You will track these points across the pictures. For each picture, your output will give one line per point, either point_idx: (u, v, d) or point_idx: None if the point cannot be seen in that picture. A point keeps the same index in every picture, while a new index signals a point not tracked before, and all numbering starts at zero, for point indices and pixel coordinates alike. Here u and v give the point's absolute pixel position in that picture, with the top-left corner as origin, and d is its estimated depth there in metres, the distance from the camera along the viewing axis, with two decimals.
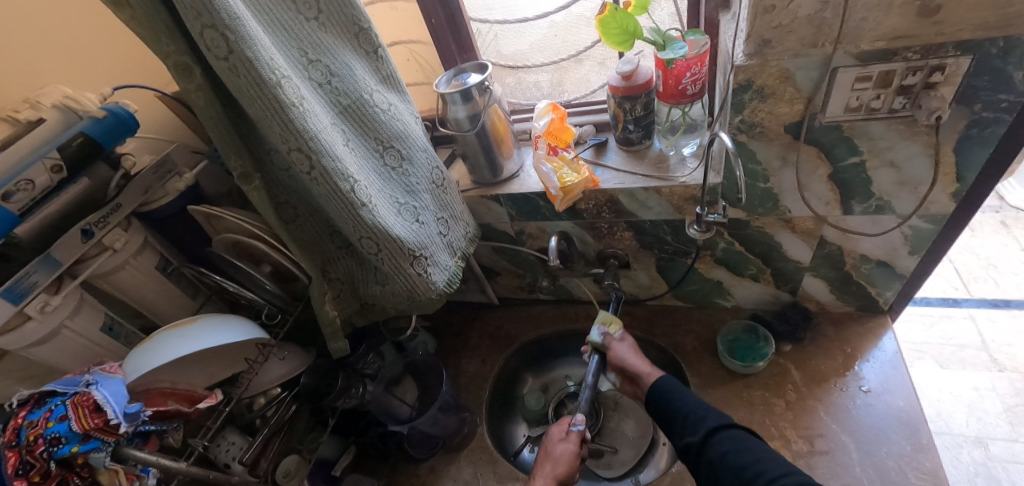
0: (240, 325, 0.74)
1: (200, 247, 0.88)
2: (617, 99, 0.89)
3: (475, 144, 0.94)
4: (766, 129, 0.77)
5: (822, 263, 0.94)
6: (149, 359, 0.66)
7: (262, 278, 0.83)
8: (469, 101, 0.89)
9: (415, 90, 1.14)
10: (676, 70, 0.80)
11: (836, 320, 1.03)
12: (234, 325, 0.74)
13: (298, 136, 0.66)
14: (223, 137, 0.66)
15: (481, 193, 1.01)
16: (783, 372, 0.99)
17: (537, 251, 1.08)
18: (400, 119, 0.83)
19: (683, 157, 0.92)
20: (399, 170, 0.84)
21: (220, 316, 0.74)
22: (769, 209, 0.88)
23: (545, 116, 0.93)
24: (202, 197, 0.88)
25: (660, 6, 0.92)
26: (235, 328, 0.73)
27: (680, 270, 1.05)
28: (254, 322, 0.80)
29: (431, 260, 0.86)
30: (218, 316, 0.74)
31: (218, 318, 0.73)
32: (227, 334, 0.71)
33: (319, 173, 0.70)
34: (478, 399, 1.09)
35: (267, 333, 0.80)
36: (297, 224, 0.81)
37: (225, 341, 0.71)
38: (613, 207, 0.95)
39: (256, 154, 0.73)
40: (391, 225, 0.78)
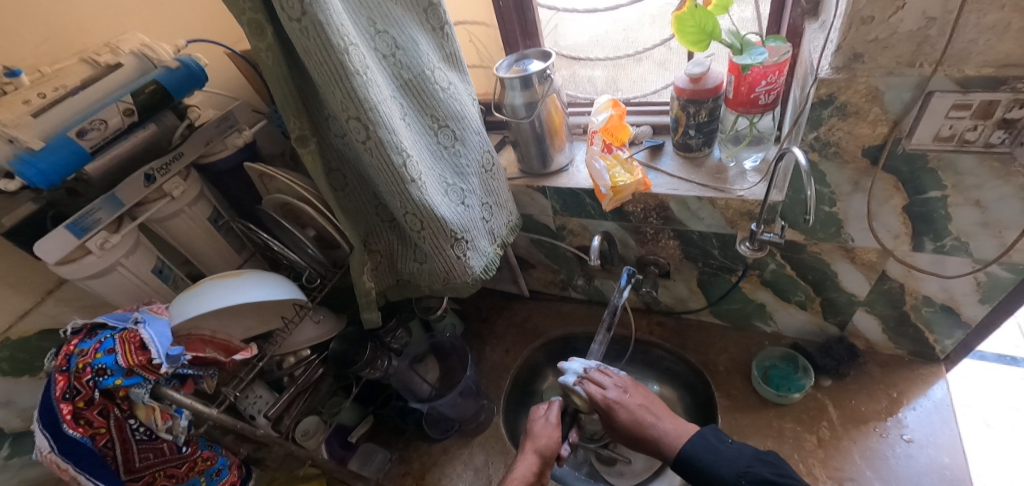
0: (282, 285, 0.76)
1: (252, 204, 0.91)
2: (682, 102, 0.86)
3: (528, 132, 0.94)
4: (841, 150, 0.72)
5: (879, 299, 0.89)
6: (194, 305, 0.68)
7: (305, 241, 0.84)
8: (529, 88, 0.88)
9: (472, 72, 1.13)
10: (750, 76, 0.75)
11: (883, 362, 0.97)
12: (275, 283, 0.75)
13: (359, 104, 0.66)
14: (285, 97, 0.67)
15: (528, 183, 1.00)
16: (819, 408, 0.93)
17: (576, 248, 1.07)
18: (458, 99, 0.82)
19: (743, 171, 0.88)
20: (451, 150, 0.83)
21: (262, 273, 0.76)
22: (830, 235, 0.83)
23: (604, 111, 0.89)
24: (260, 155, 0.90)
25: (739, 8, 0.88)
26: (276, 286, 0.74)
27: (722, 287, 1.00)
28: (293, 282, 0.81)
29: (471, 244, 0.85)
30: (260, 273, 0.75)
31: (260, 274, 0.75)
32: (268, 292, 0.72)
33: (374, 143, 0.70)
34: (498, 388, 1.09)
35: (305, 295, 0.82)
36: (345, 192, 0.82)
37: (267, 298, 0.72)
38: (662, 214, 0.92)
39: (314, 118, 0.74)
40: (437, 204, 0.78)
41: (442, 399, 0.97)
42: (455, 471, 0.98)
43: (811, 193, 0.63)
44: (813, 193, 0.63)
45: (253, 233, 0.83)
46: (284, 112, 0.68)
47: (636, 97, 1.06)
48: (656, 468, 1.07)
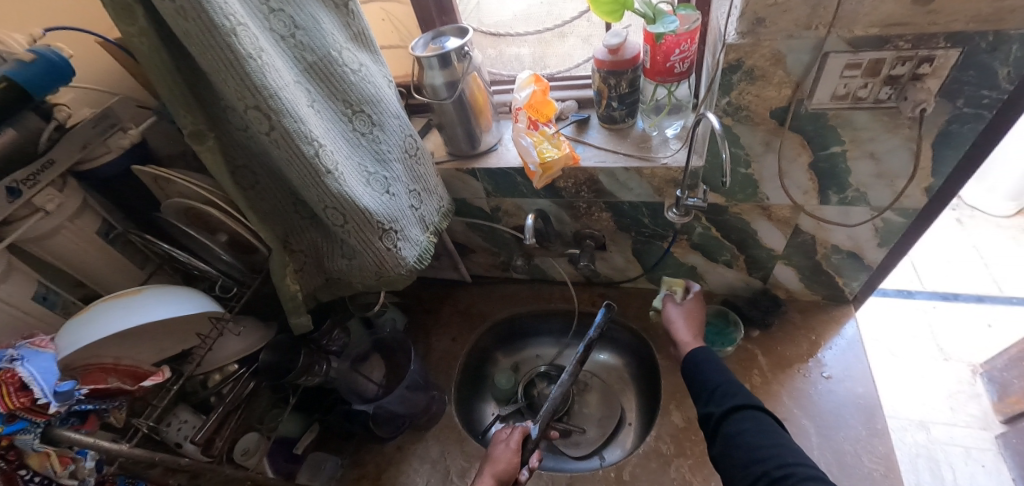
0: (192, 298, 0.69)
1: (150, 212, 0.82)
2: (603, 74, 0.86)
3: (452, 113, 0.92)
4: (752, 114, 0.75)
5: (795, 251, 0.95)
6: (84, 333, 0.59)
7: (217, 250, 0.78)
8: (448, 67, 0.85)
9: (389, 53, 1.07)
10: (664, 46, 0.76)
11: (802, 308, 1.05)
12: (184, 297, 0.68)
13: (255, 92, 0.61)
14: (169, 89, 0.60)
15: (457, 166, 0.97)
16: (750, 358, 1.00)
17: (513, 228, 1.06)
18: (371, 81, 0.77)
19: (666, 138, 0.90)
20: (369, 136, 0.78)
21: (166, 288, 0.68)
22: (748, 195, 0.87)
23: (527, 87, 0.87)
24: (153, 156, 0.81)
25: None
26: (185, 300, 0.67)
27: (655, 254, 1.03)
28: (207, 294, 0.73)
29: (402, 234, 0.81)
30: (163, 288, 0.68)
31: (164, 290, 0.67)
32: (176, 308, 0.65)
33: (279, 133, 0.65)
34: (447, 378, 1.08)
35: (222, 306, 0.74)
36: (256, 190, 0.75)
37: (175, 315, 0.64)
38: (593, 187, 0.93)
39: (209, 110, 0.67)
40: (359, 195, 0.73)
41: (389, 398, 0.93)
42: (411, 467, 0.96)
43: (727, 158, 0.66)
44: (730, 159, 0.66)
45: (153, 243, 0.74)
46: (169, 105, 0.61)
47: (563, 72, 1.07)
48: (609, 434, 1.11)
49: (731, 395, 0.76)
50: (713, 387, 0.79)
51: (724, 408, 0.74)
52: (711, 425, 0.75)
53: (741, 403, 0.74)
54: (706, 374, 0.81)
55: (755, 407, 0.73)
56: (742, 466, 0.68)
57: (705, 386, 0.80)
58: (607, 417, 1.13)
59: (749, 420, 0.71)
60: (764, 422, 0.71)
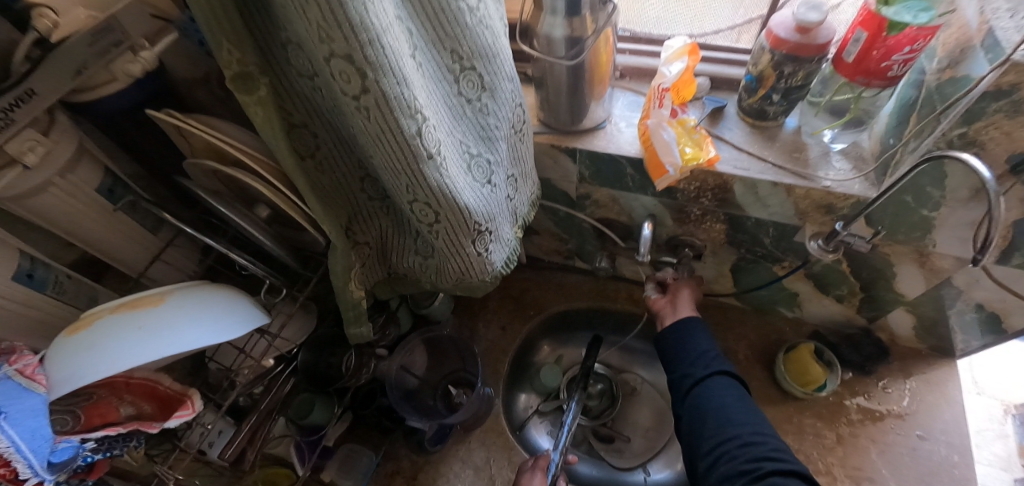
0: (233, 311, 0.52)
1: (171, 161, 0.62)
2: (777, 56, 0.65)
3: (564, 79, 0.71)
4: (982, 153, 0.57)
5: (926, 301, 0.82)
6: (89, 366, 0.42)
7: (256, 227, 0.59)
8: (576, 16, 0.63)
9: None
10: (893, 40, 0.56)
11: (902, 355, 0.93)
12: (222, 311, 0.51)
13: (349, 35, 0.40)
14: (213, 10, 0.39)
15: (555, 141, 0.78)
16: (839, 403, 0.89)
17: (596, 220, 0.89)
18: (490, 26, 0.55)
19: (827, 151, 0.72)
20: (475, 103, 0.57)
21: (197, 295, 0.51)
22: (911, 238, 0.71)
23: (677, 60, 0.65)
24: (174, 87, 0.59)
25: None
26: (225, 316, 0.51)
27: (757, 275, 0.89)
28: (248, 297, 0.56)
29: (494, 235, 0.63)
30: (194, 296, 0.51)
31: (194, 299, 0.50)
32: (215, 331, 0.49)
33: (371, 98, 0.45)
34: (496, 374, 0.96)
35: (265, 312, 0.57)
36: (316, 160, 0.56)
37: (214, 341, 0.48)
38: (719, 196, 0.75)
39: (263, 44, 0.45)
40: (458, 188, 0.54)
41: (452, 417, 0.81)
42: (451, 472, 0.86)
43: (993, 225, 0.47)
44: (999, 234, 0.48)
45: (175, 222, 0.56)
46: (209, 33, 0.41)
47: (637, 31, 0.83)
48: (657, 448, 1.02)
49: (720, 367, 0.73)
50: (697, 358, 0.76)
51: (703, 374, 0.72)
52: (683, 389, 0.73)
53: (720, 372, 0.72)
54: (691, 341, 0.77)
55: (731, 376, 0.72)
56: (715, 428, 0.67)
57: (689, 351, 0.76)
58: (656, 429, 1.04)
59: (727, 390, 0.70)
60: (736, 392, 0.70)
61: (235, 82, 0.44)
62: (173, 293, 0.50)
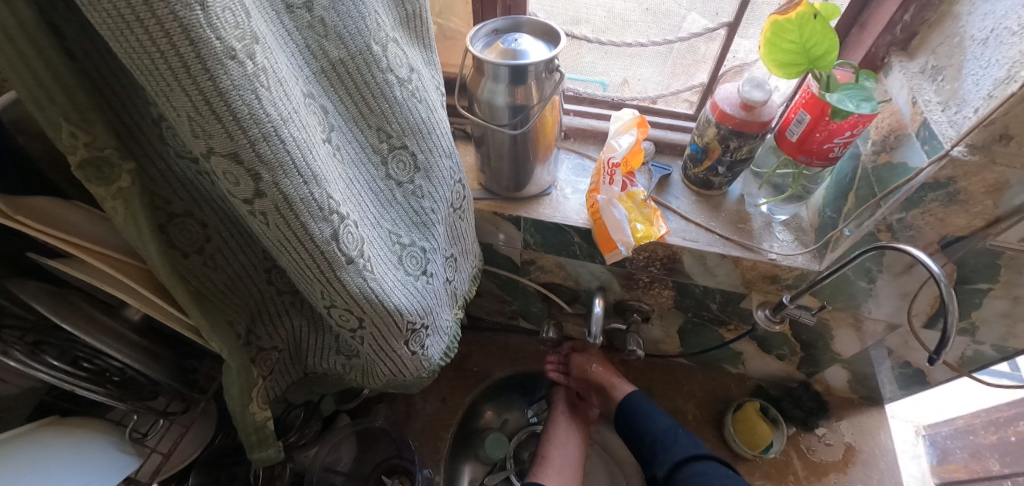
0: (72, 469, 0.46)
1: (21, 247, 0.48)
2: (723, 131, 0.64)
3: (507, 146, 0.66)
4: (917, 235, 0.58)
5: (861, 359, 0.83)
6: None
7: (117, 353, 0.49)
8: (520, 84, 0.58)
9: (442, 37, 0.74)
10: (835, 125, 0.56)
11: (838, 407, 0.94)
12: (57, 472, 0.45)
13: (232, 129, 0.30)
14: (37, 84, 0.31)
15: (496, 208, 0.73)
16: (785, 461, 0.90)
17: (541, 284, 0.84)
18: (425, 98, 0.48)
19: (769, 222, 0.72)
20: (407, 184, 0.49)
21: (27, 451, 0.44)
22: (849, 305, 0.72)
23: (627, 134, 0.63)
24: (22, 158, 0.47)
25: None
26: (59, 480, 0.44)
27: (703, 336, 0.88)
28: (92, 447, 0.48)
29: (430, 328, 0.55)
30: (23, 452, 0.44)
31: (22, 457, 0.44)
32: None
33: (270, 203, 0.35)
34: (436, 454, 0.87)
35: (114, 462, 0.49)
36: (207, 253, 0.45)
37: None
38: (668, 265, 0.72)
39: (126, 122, 0.37)
40: (386, 289, 0.46)
41: None
42: None
43: (952, 316, 0.47)
44: (956, 327, 0.48)
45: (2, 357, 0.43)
46: (34, 110, 0.31)
47: (573, 90, 0.82)
48: None
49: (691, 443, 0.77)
50: (657, 440, 0.79)
51: (680, 455, 0.76)
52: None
53: (687, 456, 0.75)
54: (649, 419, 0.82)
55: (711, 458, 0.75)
56: None
57: (644, 436, 0.80)
58: None
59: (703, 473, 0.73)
60: (712, 471, 0.73)
61: (86, 169, 0.35)
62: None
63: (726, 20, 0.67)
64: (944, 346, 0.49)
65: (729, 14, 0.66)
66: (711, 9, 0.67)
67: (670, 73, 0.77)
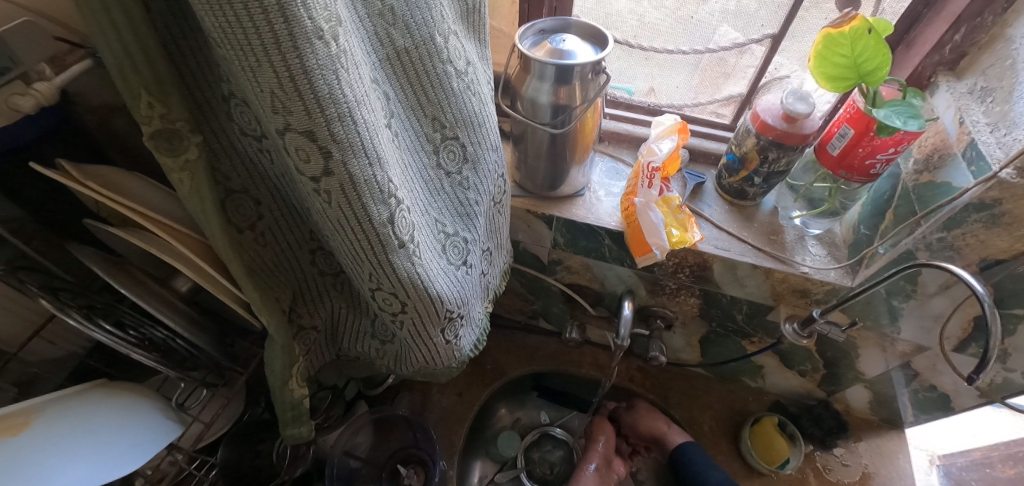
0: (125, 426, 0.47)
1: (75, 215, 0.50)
2: (762, 142, 0.64)
3: (546, 145, 0.66)
4: (956, 256, 0.58)
5: (885, 381, 0.82)
6: None
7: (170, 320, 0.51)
8: (564, 84, 0.59)
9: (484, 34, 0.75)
10: (880, 141, 0.56)
11: (857, 428, 0.93)
12: (110, 433, 0.45)
13: (311, 107, 0.32)
14: (126, 55, 0.32)
15: (530, 206, 0.74)
16: (800, 478, 0.89)
17: (567, 285, 0.85)
18: (478, 92, 0.48)
19: (802, 235, 0.71)
20: (454, 175, 0.50)
21: (80, 412, 0.45)
22: (878, 324, 0.72)
23: (667, 139, 0.64)
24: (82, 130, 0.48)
25: (809, 16, 0.65)
26: (112, 440, 0.45)
27: (724, 347, 0.87)
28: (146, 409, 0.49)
29: (465, 319, 0.56)
30: (77, 412, 0.45)
31: (75, 417, 0.44)
32: (98, 461, 0.43)
33: (335, 182, 0.36)
34: (451, 448, 0.87)
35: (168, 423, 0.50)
36: (258, 230, 0.46)
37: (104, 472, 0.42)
38: (697, 273, 0.73)
39: (199, 97, 0.38)
40: (431, 276, 0.46)
41: None
42: None
43: (994, 338, 0.47)
44: (997, 350, 0.48)
45: (63, 314, 0.45)
46: (118, 79, 0.32)
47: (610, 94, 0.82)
48: None
49: None
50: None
51: None
52: None
53: None
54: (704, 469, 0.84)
55: None
56: None
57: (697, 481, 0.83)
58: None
59: None
60: None
61: (156, 139, 0.36)
62: (49, 408, 0.43)
63: (772, 32, 0.67)
64: (983, 366, 0.49)
65: (775, 25, 0.67)
66: (754, 24, 0.67)
67: (695, 85, 0.78)
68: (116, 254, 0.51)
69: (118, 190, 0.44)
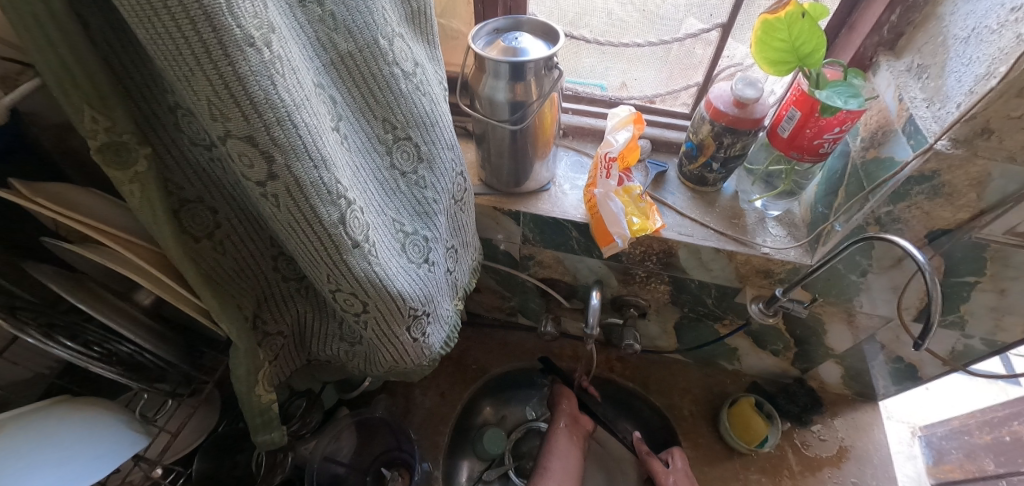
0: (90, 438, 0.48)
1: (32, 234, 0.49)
2: (717, 128, 0.66)
3: (507, 141, 0.67)
4: (905, 229, 0.60)
5: (854, 355, 0.84)
6: None
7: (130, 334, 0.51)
8: (520, 81, 0.60)
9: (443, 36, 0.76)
10: (825, 121, 0.58)
11: (832, 404, 0.95)
12: (74, 446, 0.46)
13: (249, 113, 0.32)
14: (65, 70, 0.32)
15: (496, 203, 0.74)
16: (779, 455, 0.91)
17: (540, 279, 0.86)
18: (428, 92, 0.49)
19: (762, 218, 0.73)
20: (410, 175, 0.51)
21: (45, 426, 0.45)
22: (840, 299, 0.74)
23: (623, 130, 0.65)
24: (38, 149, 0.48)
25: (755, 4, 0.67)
26: (75, 453, 0.46)
27: (698, 331, 0.89)
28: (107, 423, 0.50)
29: (432, 316, 0.57)
30: (40, 426, 0.45)
31: (38, 430, 0.45)
32: (60, 475, 0.44)
33: (281, 185, 0.36)
34: (436, 448, 0.88)
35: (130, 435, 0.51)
36: (217, 239, 0.47)
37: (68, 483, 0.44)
38: (664, 259, 0.74)
39: (144, 109, 0.38)
40: (390, 274, 0.47)
41: None
42: None
43: (936, 304, 0.49)
44: (940, 316, 0.50)
45: (22, 333, 0.44)
46: (58, 95, 0.33)
47: (572, 89, 0.84)
48: None
49: None
50: None
51: None
52: None
53: None
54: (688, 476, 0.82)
55: None
56: None
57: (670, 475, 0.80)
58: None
59: None
60: None
61: (104, 153, 0.36)
62: (11, 423, 0.43)
63: (721, 21, 0.69)
64: (928, 331, 0.51)
65: (724, 14, 0.69)
66: (703, 14, 0.69)
67: (666, 78, 0.79)
68: (75, 271, 0.52)
69: (71, 207, 0.44)
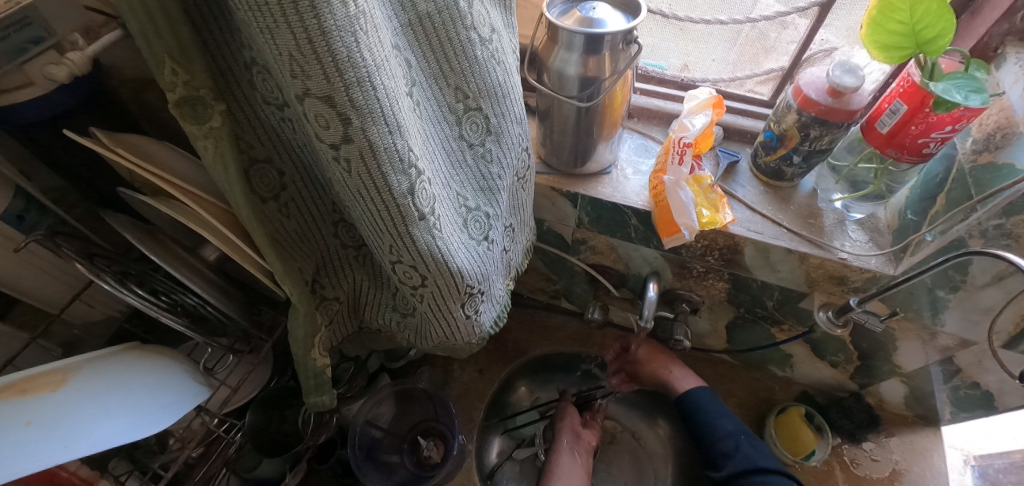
0: (159, 388, 0.49)
1: (110, 182, 0.50)
2: (805, 118, 0.60)
3: (573, 119, 0.64)
4: (1015, 246, 0.53)
5: (924, 376, 0.78)
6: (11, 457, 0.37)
7: (200, 290, 0.51)
8: (594, 54, 0.56)
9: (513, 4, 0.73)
10: (935, 118, 0.52)
11: (889, 423, 0.89)
12: (142, 394, 0.47)
13: (330, 72, 0.30)
14: (150, 20, 0.31)
15: (555, 183, 0.72)
16: (826, 470, 0.86)
17: (590, 265, 0.83)
18: (504, 61, 0.46)
19: (842, 220, 0.68)
20: (477, 148, 0.49)
21: (115, 371, 0.46)
22: (920, 315, 0.68)
23: (700, 114, 0.61)
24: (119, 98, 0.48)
25: None
26: (144, 401, 0.47)
27: (752, 333, 0.85)
28: (175, 376, 0.51)
29: (486, 294, 0.55)
30: (111, 371, 0.46)
31: (110, 374, 0.46)
32: (131, 421, 0.45)
33: (355, 150, 0.35)
34: (470, 422, 0.88)
35: (194, 391, 0.51)
36: (282, 201, 0.46)
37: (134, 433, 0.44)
38: (727, 256, 0.70)
39: (222, 64, 0.37)
40: (452, 249, 0.46)
41: None
42: None
43: None
44: None
45: (98, 280, 0.45)
46: (142, 45, 0.32)
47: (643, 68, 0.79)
48: None
49: (755, 449, 0.75)
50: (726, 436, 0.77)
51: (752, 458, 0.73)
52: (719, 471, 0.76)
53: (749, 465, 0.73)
54: (718, 419, 0.79)
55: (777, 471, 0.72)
56: None
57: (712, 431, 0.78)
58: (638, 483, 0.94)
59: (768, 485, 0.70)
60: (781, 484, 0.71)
61: (182, 107, 0.36)
62: (84, 367, 0.45)
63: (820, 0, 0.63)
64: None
65: None
66: None
67: (734, 61, 0.74)
68: (146, 221, 0.53)
69: (148, 159, 0.44)
